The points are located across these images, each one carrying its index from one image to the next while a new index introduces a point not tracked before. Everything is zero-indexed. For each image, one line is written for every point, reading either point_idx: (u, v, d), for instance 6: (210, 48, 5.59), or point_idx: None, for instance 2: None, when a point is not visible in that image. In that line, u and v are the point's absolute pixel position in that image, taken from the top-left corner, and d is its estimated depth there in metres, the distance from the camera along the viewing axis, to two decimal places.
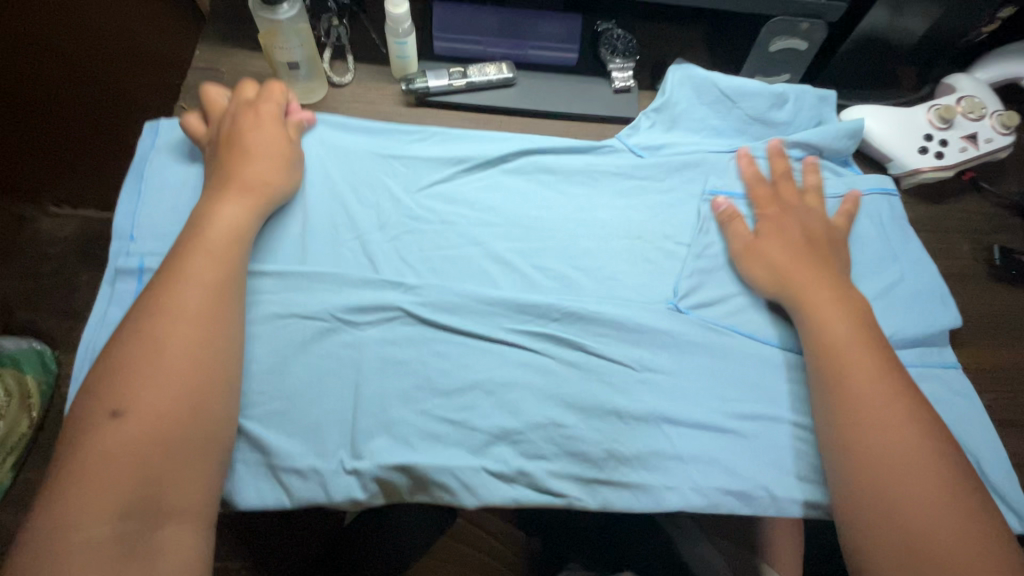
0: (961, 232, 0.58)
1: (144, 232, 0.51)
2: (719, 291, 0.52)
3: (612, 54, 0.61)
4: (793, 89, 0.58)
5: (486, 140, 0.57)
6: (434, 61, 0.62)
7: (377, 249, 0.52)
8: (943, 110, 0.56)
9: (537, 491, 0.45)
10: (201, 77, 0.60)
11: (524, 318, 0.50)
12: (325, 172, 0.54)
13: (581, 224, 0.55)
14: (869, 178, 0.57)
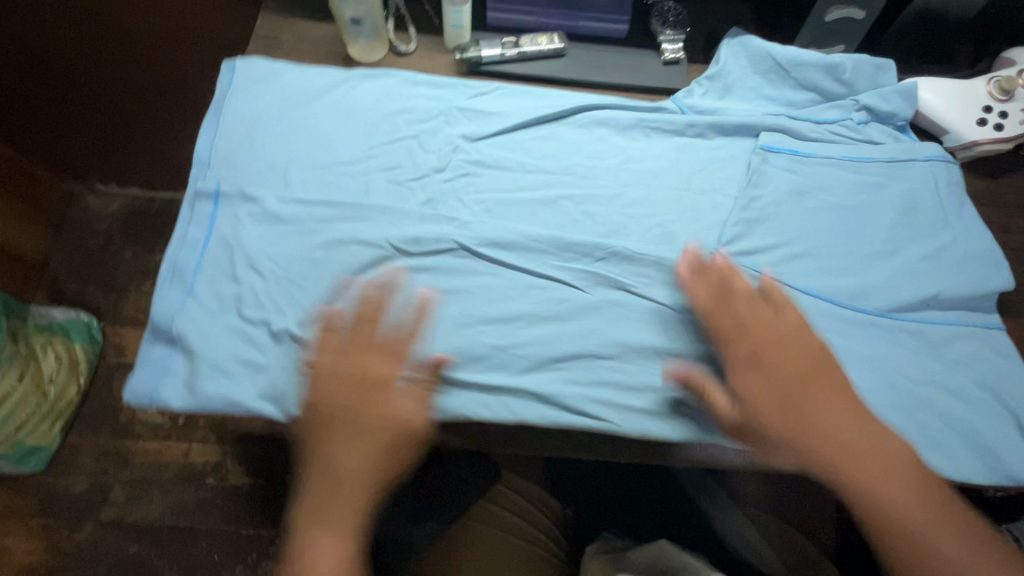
0: (1019, 206, 0.57)
1: (219, 160, 0.54)
2: (767, 240, 0.52)
3: (663, 25, 0.62)
4: (853, 55, 0.58)
5: (537, 97, 0.59)
6: (488, 31, 0.63)
7: (433, 189, 0.54)
8: (1003, 83, 0.55)
9: (577, 416, 0.45)
10: (264, 45, 0.62)
11: (569, 256, 0.51)
12: (386, 118, 0.57)
13: (632, 188, 0.55)
14: (925, 142, 0.56)
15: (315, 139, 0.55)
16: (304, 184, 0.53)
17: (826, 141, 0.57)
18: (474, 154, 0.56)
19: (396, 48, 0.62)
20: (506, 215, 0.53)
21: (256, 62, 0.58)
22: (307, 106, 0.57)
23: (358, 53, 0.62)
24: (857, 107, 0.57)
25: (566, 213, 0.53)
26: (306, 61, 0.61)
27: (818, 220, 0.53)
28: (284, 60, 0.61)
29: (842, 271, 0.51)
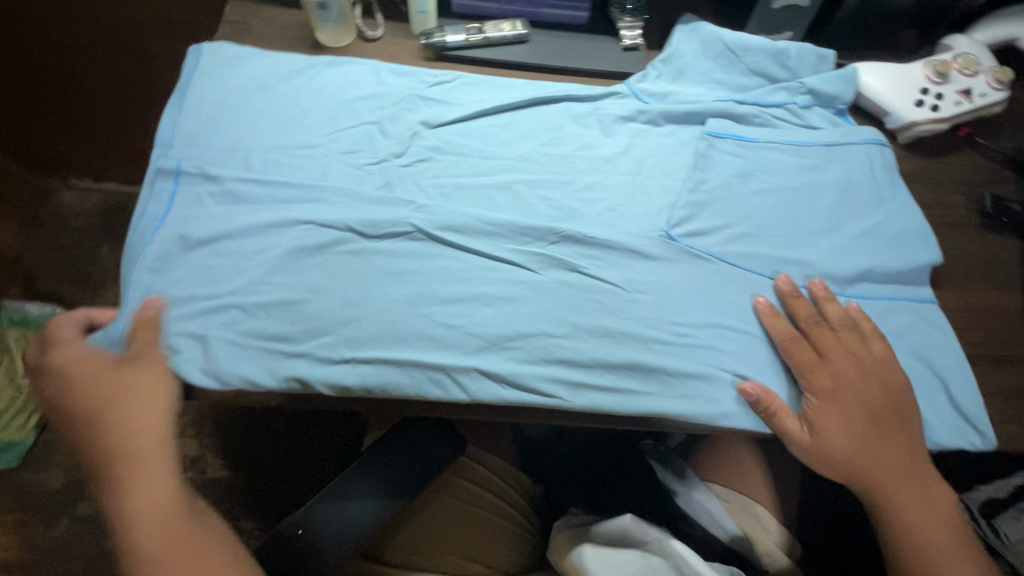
0: (956, 183, 0.60)
1: (181, 141, 0.55)
2: (711, 223, 0.55)
3: (623, 13, 0.65)
4: (796, 44, 0.61)
5: (497, 87, 0.61)
6: (453, 19, 0.65)
7: (393, 174, 0.56)
8: (938, 66, 0.58)
9: (528, 393, 0.46)
10: (233, 30, 0.63)
11: (524, 240, 0.52)
12: (348, 105, 0.58)
13: (587, 171, 0.57)
14: (860, 127, 0.60)
15: (278, 121, 0.57)
16: (266, 164, 0.55)
17: (768, 127, 0.60)
18: (433, 140, 0.58)
19: (364, 33, 0.64)
20: (467, 195, 0.55)
21: (224, 48, 0.60)
22: (271, 91, 0.58)
23: (327, 39, 0.63)
24: (798, 94, 0.61)
25: (525, 195, 0.55)
26: (274, 46, 0.63)
27: (761, 200, 0.56)
28: (252, 44, 0.63)
29: (782, 248, 0.54)
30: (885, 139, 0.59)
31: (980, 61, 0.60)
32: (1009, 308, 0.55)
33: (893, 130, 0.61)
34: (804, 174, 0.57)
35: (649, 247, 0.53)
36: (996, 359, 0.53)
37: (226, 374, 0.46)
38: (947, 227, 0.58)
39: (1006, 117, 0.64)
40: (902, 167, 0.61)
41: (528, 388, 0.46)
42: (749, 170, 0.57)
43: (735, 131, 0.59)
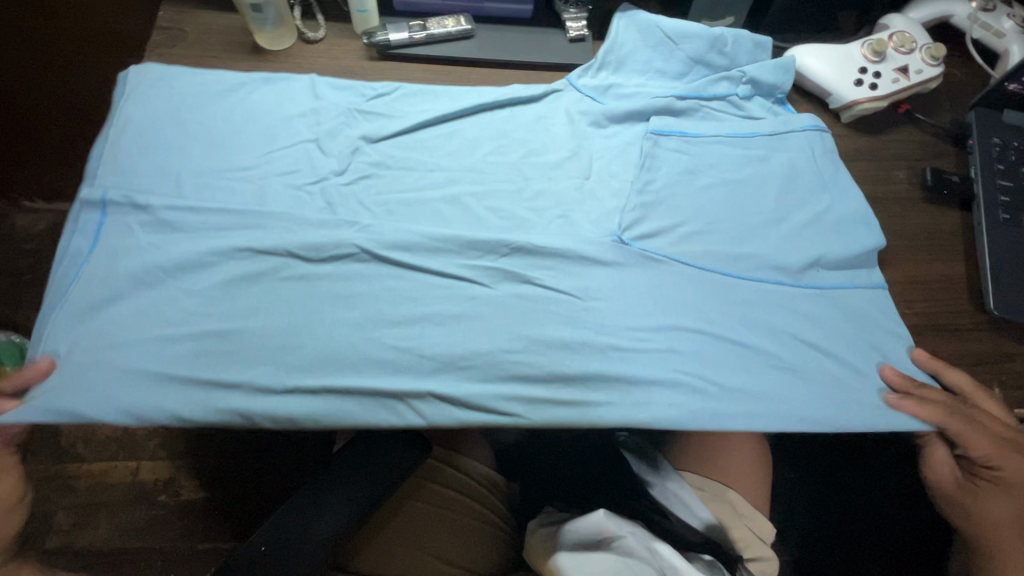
0: (899, 159, 0.61)
1: (107, 170, 0.53)
2: (661, 224, 0.55)
3: (566, 4, 0.64)
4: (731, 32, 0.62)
5: (440, 95, 0.60)
6: (395, 17, 0.64)
7: (334, 194, 0.54)
8: (875, 45, 0.60)
9: (485, 412, 0.45)
10: (168, 37, 0.61)
11: (474, 254, 0.52)
12: (286, 122, 0.57)
13: (537, 173, 0.58)
14: (803, 115, 0.61)
15: (216, 140, 0.55)
16: (206, 186, 0.53)
17: (710, 122, 0.61)
18: (376, 155, 0.57)
19: (304, 35, 0.63)
20: (415, 202, 0.55)
21: (152, 68, 0.58)
22: (207, 110, 0.57)
23: (266, 42, 0.62)
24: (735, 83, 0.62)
25: (475, 203, 0.55)
26: (212, 52, 0.61)
27: (705, 194, 0.57)
28: (188, 52, 0.61)
29: (729, 238, 0.55)
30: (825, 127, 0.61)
31: (915, 39, 0.61)
32: (955, 279, 0.56)
33: (836, 110, 0.63)
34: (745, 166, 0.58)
35: (602, 252, 0.52)
36: (945, 327, 0.54)
37: (161, 413, 0.44)
38: (891, 204, 0.59)
39: (943, 92, 0.65)
40: (846, 146, 0.62)
41: (483, 400, 0.46)
42: (692, 166, 0.58)
43: (676, 126, 0.60)
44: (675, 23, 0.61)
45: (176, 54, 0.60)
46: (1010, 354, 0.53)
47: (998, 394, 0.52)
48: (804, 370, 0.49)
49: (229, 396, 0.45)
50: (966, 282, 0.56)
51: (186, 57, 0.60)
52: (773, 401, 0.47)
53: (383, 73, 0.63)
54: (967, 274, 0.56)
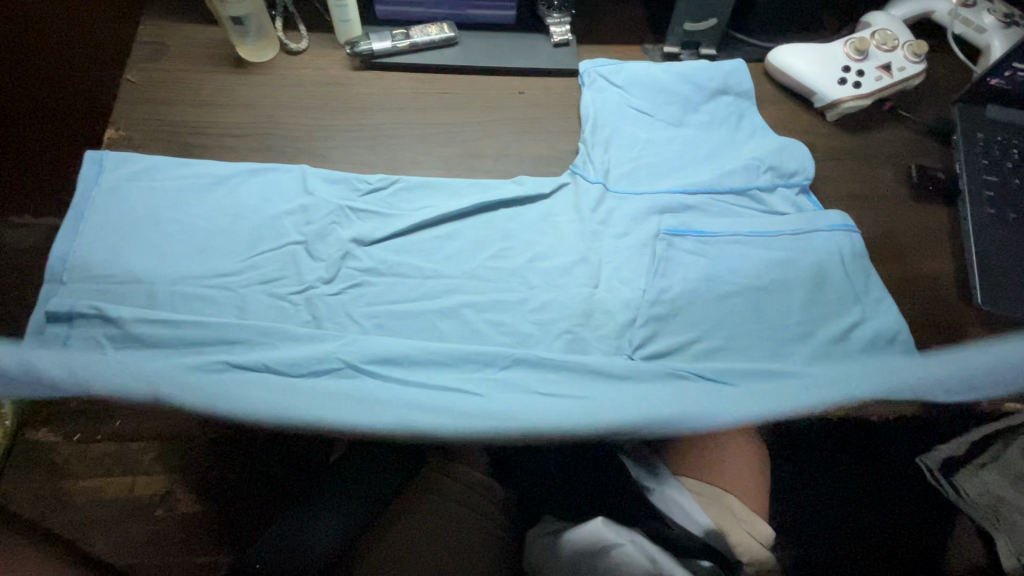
0: (884, 157, 0.62)
1: (75, 276, 0.50)
2: (680, 334, 0.52)
3: (549, 8, 0.64)
4: (716, 111, 0.62)
5: (439, 191, 0.58)
6: (378, 26, 0.64)
7: (321, 305, 0.52)
8: (858, 42, 0.60)
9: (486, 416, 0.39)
10: (149, 50, 0.61)
11: (473, 366, 0.48)
12: (274, 222, 0.55)
13: (541, 275, 0.55)
14: (827, 211, 0.57)
15: (197, 247, 0.53)
16: (185, 297, 0.51)
17: (716, 213, 0.58)
18: (366, 260, 0.55)
19: (287, 46, 0.62)
20: (413, 320, 0.52)
21: (123, 156, 0.55)
22: (185, 208, 0.54)
23: (249, 54, 0.61)
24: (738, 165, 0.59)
25: (480, 312, 0.53)
26: (195, 65, 0.60)
27: (715, 296, 0.54)
28: (171, 66, 0.60)
29: (745, 347, 0.51)
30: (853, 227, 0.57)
31: (897, 37, 0.61)
32: (942, 274, 0.57)
33: (821, 109, 0.63)
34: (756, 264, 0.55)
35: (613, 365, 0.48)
36: (934, 324, 0.54)
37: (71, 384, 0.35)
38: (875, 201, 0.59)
39: (926, 89, 0.66)
40: (833, 144, 0.62)
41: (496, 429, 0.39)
42: (700, 266, 0.55)
43: (680, 220, 0.57)
44: (658, 106, 0.62)
45: (157, 68, 0.60)
46: None
47: (989, 389, 0.52)
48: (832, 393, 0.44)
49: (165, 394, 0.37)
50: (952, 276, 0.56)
51: (168, 70, 0.60)
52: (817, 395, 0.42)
53: (368, 82, 0.62)
54: (953, 270, 0.57)
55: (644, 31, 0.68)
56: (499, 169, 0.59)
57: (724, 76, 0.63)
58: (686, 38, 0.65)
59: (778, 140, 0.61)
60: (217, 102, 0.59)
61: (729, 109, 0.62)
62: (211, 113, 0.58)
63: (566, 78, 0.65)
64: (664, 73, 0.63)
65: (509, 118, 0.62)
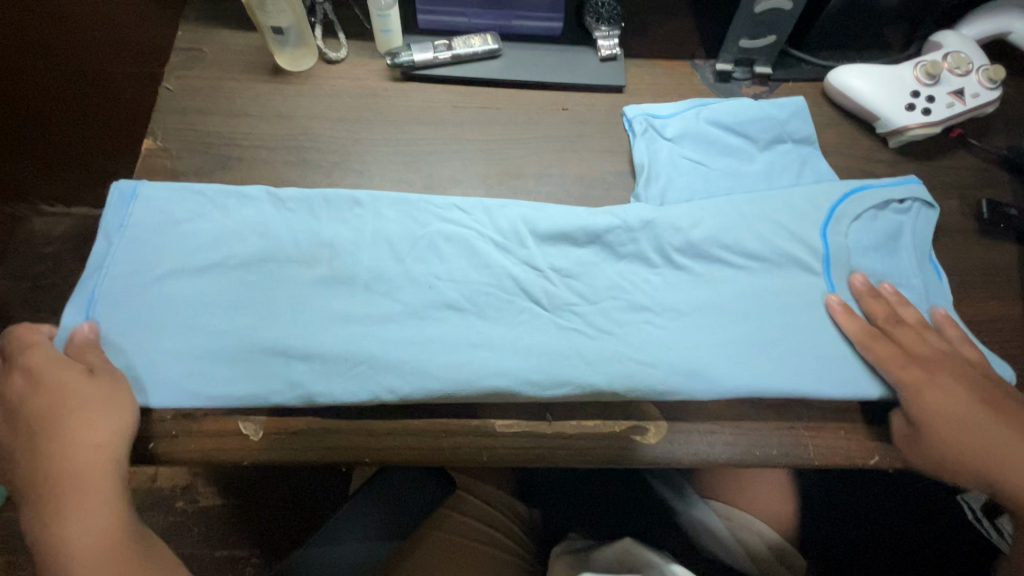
0: (951, 188, 0.58)
1: (118, 262, 0.48)
2: (763, 359, 0.48)
3: (597, 21, 0.61)
4: (774, 158, 0.59)
5: (501, 211, 0.53)
6: (418, 36, 0.62)
7: (385, 308, 0.49)
8: (929, 66, 0.56)
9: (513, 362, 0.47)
10: (186, 58, 0.59)
11: (579, 356, 0.48)
12: (324, 219, 0.52)
13: (597, 307, 0.50)
14: (900, 213, 0.55)
15: (220, 281, 0.49)
16: (206, 342, 0.47)
17: (784, 230, 0.53)
18: (435, 256, 0.51)
19: (326, 55, 0.60)
20: (452, 361, 0.47)
21: (154, 185, 0.52)
22: (200, 238, 0.50)
23: (286, 63, 0.60)
24: (803, 189, 0.55)
25: (528, 345, 0.48)
26: (231, 75, 0.59)
27: (779, 329, 0.49)
28: (208, 74, 0.59)
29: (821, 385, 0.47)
30: (933, 203, 0.55)
31: (971, 60, 0.57)
32: (1012, 319, 0.53)
33: (884, 135, 0.59)
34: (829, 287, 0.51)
35: (681, 329, 0.49)
36: None
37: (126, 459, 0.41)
38: (941, 237, 0.56)
39: (998, 114, 0.61)
40: (897, 173, 0.58)
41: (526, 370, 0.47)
42: (761, 294, 0.51)
43: (749, 245, 0.52)
44: (712, 156, 0.59)
45: (193, 76, 0.58)
46: None
47: None
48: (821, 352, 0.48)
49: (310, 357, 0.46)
50: (1022, 321, 0.53)
51: (204, 79, 0.58)
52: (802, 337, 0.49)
53: (405, 94, 0.60)
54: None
55: (695, 46, 0.65)
56: (540, 190, 0.57)
57: (787, 123, 0.59)
58: (740, 55, 0.62)
59: (819, 162, 0.59)
60: (253, 113, 0.58)
61: (787, 158, 0.59)
62: (247, 124, 0.57)
63: (613, 94, 0.62)
64: (716, 122, 0.59)
65: (551, 135, 0.60)
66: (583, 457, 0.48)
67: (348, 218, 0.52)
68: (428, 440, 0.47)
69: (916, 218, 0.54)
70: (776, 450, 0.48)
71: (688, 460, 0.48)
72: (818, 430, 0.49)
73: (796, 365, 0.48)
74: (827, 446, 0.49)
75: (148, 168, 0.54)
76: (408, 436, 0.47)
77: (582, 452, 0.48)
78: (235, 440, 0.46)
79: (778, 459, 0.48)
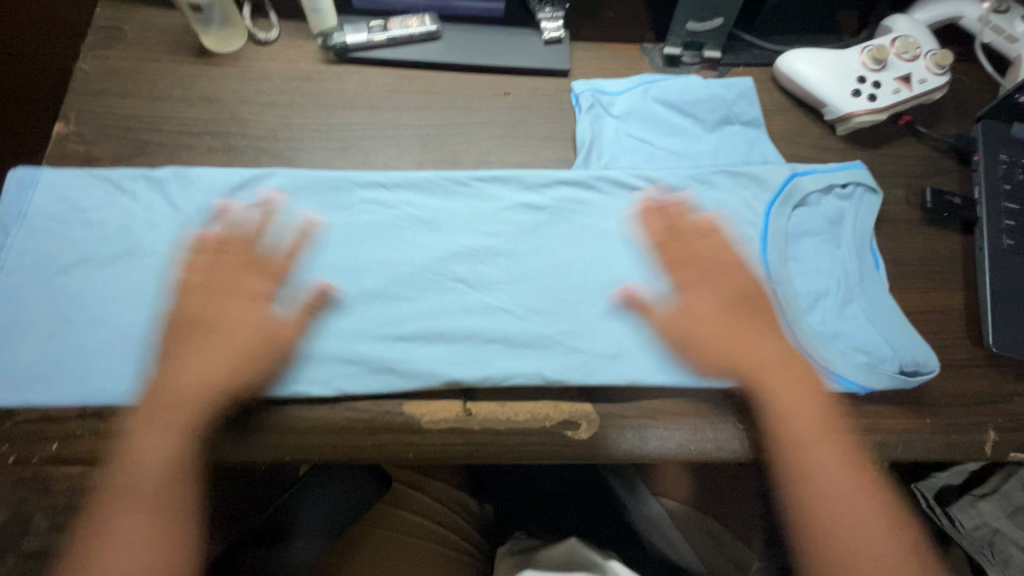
0: (897, 176, 0.57)
1: (14, 258, 0.46)
2: (692, 343, 0.48)
3: (542, 2, 0.59)
4: (721, 142, 0.57)
5: (437, 187, 0.52)
6: (354, 15, 0.59)
7: (304, 290, 0.48)
8: (875, 51, 0.55)
9: (437, 342, 0.47)
10: (105, 37, 0.56)
11: (503, 337, 0.47)
12: (247, 198, 0.50)
13: (527, 284, 0.49)
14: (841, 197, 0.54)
15: (123, 270, 0.47)
16: (110, 337, 0.45)
17: (716, 213, 0.53)
18: (358, 236, 0.50)
19: (255, 36, 0.58)
20: (375, 347, 0.46)
21: (56, 173, 0.49)
22: (102, 229, 0.48)
23: (211, 44, 0.57)
24: (743, 171, 0.54)
25: (455, 325, 0.47)
26: (154, 56, 0.56)
27: (709, 315, 0.49)
28: (128, 54, 0.56)
29: (743, 373, 0.47)
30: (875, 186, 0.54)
31: (919, 44, 0.56)
32: (954, 309, 0.52)
33: (832, 122, 0.58)
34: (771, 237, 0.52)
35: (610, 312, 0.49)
36: (941, 363, 0.50)
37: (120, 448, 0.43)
38: (886, 227, 0.55)
39: (949, 101, 0.60)
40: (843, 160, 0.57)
41: (450, 352, 0.47)
42: (694, 283, 0.50)
43: (682, 229, 0.52)
44: (658, 137, 0.57)
45: (113, 56, 0.55)
46: (1007, 395, 0.50)
47: (993, 438, 0.48)
48: (748, 336, 0.49)
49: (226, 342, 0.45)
50: (963, 311, 0.52)
51: (124, 59, 0.55)
52: (726, 321, 0.49)
53: (340, 78, 0.58)
54: (965, 304, 0.53)
55: (645, 28, 0.63)
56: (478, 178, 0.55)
57: (733, 101, 0.58)
58: (688, 38, 0.60)
59: (767, 142, 0.57)
60: (176, 96, 0.55)
61: (733, 141, 0.57)
62: (169, 108, 0.54)
63: (559, 79, 0.60)
64: (660, 101, 0.58)
65: (492, 121, 0.58)
66: (515, 454, 0.47)
67: (270, 195, 0.50)
68: (352, 438, 0.45)
69: (854, 207, 0.53)
70: (711, 443, 0.47)
71: (619, 455, 0.47)
72: (757, 425, 0.48)
73: (729, 347, 0.48)
74: (763, 439, 0.48)
75: (59, 154, 0.51)
76: (330, 433, 0.45)
77: (512, 448, 0.47)
78: None
79: (712, 452, 0.47)
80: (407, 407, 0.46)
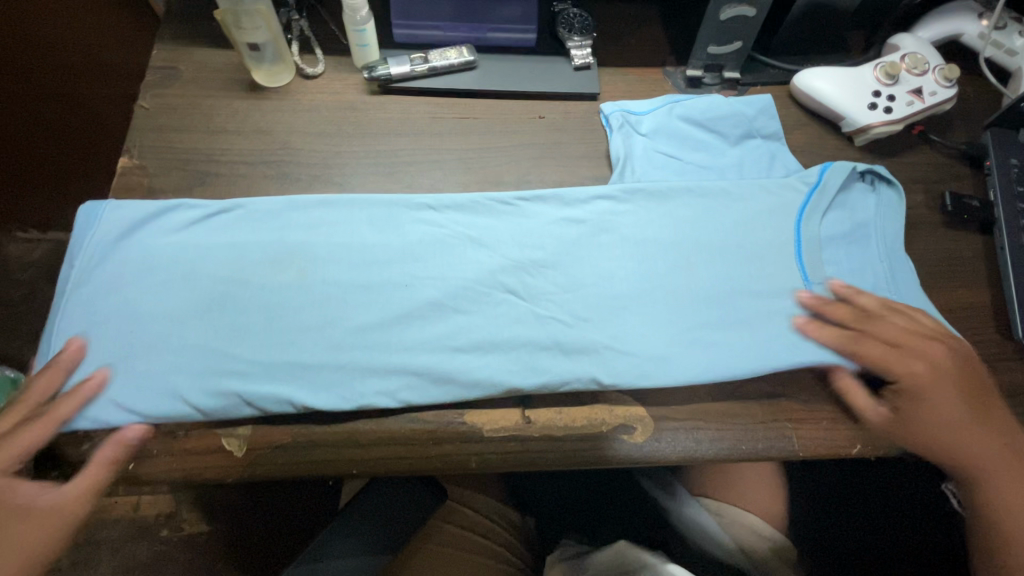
0: (916, 182, 0.60)
1: (81, 288, 0.48)
2: (737, 345, 0.50)
3: (570, 32, 0.63)
4: (744, 155, 0.60)
5: (485, 206, 0.55)
6: (396, 49, 0.63)
7: (365, 306, 0.49)
8: (888, 67, 0.59)
9: (493, 353, 0.49)
10: (161, 76, 0.59)
11: (556, 344, 0.49)
12: (303, 221, 0.52)
13: (575, 294, 0.51)
14: (865, 202, 0.57)
15: (180, 297, 0.48)
16: (175, 360, 0.46)
17: (748, 222, 0.55)
18: (410, 253, 0.52)
19: (302, 70, 0.61)
20: (434, 359, 0.48)
21: (118, 205, 0.51)
22: (162, 255, 0.50)
23: (263, 78, 0.60)
24: (770, 183, 0.57)
25: (509, 335, 0.49)
26: (208, 92, 0.59)
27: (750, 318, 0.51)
28: (184, 91, 0.59)
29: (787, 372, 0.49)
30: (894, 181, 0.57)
31: (926, 60, 0.60)
32: (982, 306, 0.55)
33: (850, 134, 0.61)
34: (803, 243, 0.54)
35: (656, 320, 0.51)
36: None
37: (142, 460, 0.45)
38: (910, 230, 0.58)
39: (956, 111, 0.64)
40: None
41: (506, 362, 0.48)
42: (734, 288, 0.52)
43: (718, 237, 0.54)
44: (685, 152, 0.60)
45: (170, 94, 0.58)
46: None
47: None
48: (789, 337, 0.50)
49: (292, 360, 0.47)
50: (991, 307, 0.55)
51: (181, 96, 0.58)
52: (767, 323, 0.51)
53: (384, 107, 0.61)
54: (992, 301, 0.55)
55: (666, 53, 0.67)
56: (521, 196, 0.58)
57: (755, 117, 0.61)
58: (708, 61, 0.64)
59: (789, 154, 0.60)
60: (231, 128, 0.58)
61: (757, 154, 0.60)
62: (225, 140, 0.57)
63: (589, 102, 0.63)
64: (685, 119, 0.61)
65: (530, 143, 0.61)
66: (572, 459, 0.48)
67: (325, 217, 0.53)
68: (415, 448, 0.47)
69: (879, 211, 0.56)
70: (761, 443, 0.49)
71: (675, 456, 0.48)
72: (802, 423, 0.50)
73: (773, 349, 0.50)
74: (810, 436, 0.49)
75: (122, 187, 0.54)
76: (395, 445, 0.47)
77: (568, 454, 0.48)
78: (217, 457, 0.46)
79: (764, 452, 0.49)
80: (468, 418, 0.48)
